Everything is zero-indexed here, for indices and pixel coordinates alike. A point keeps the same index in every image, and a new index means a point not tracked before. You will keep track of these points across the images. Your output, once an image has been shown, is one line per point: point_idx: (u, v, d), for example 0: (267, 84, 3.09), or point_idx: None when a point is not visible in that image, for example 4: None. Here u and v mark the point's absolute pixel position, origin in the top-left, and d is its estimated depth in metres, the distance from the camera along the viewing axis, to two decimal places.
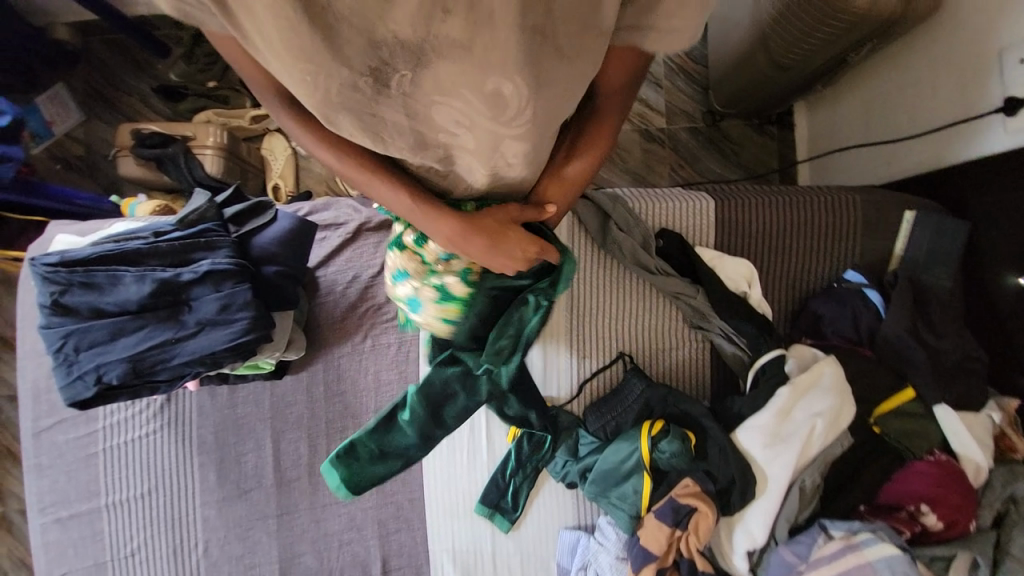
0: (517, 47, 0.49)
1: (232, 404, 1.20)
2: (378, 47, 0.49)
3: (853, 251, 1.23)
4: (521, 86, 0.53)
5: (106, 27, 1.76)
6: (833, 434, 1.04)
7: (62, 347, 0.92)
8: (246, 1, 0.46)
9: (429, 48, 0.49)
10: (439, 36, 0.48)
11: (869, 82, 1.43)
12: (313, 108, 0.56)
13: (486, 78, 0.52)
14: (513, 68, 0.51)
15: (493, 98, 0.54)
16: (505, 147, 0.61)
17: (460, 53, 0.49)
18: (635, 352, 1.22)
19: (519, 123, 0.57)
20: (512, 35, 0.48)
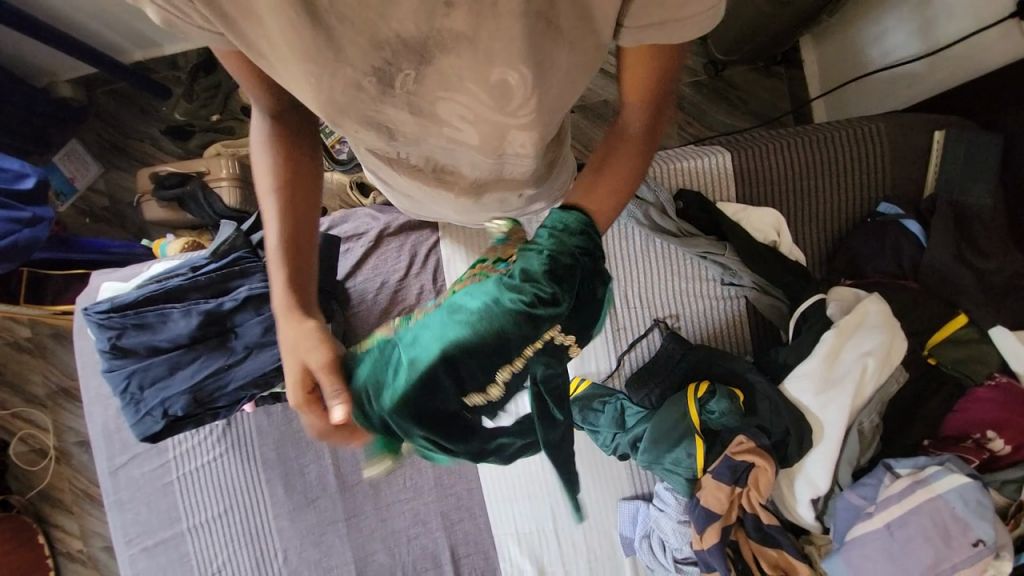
0: (518, 31, 0.50)
1: (288, 420, 1.25)
2: (381, 47, 0.51)
3: (884, 183, 1.19)
4: (524, 75, 0.55)
5: (108, 78, 1.82)
6: (886, 371, 1.01)
7: (127, 387, 0.98)
8: (258, 13, 0.49)
9: (433, 44, 0.51)
10: (444, 30, 0.50)
11: (874, 5, 1.36)
12: (317, 109, 0.60)
13: (490, 69, 0.54)
14: (515, 53, 0.52)
15: (499, 88, 0.57)
16: (513, 136, 0.65)
17: (464, 45, 0.51)
18: (669, 318, 1.21)
19: (524, 113, 0.60)
20: (513, 20, 0.49)
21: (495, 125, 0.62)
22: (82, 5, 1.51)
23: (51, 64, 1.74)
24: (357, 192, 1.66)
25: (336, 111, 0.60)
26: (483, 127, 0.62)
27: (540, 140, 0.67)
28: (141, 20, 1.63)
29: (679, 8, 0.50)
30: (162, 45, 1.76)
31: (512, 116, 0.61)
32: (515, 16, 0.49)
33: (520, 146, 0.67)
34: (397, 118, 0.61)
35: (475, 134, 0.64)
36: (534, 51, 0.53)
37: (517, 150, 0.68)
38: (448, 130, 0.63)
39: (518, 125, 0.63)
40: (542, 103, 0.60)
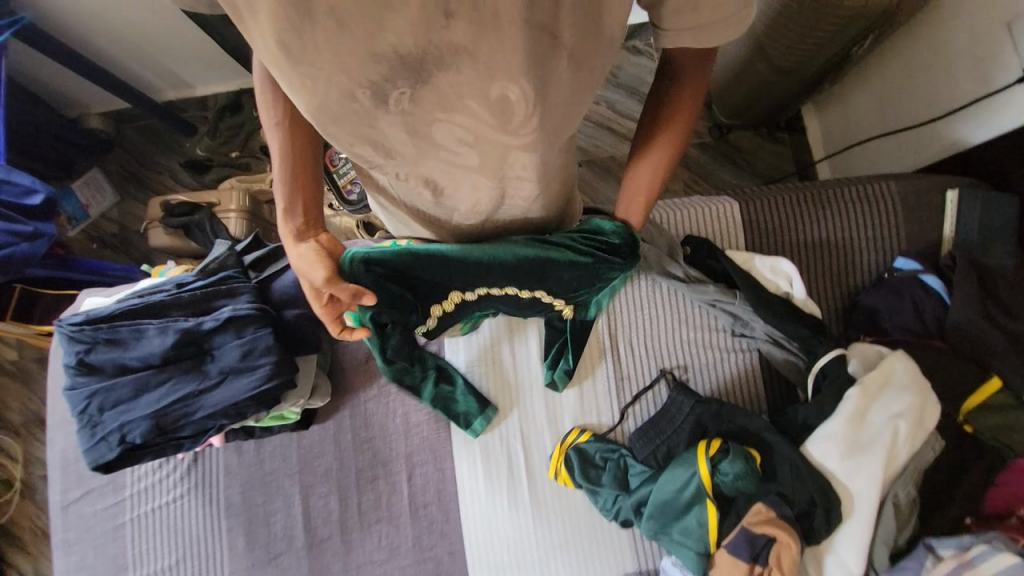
0: (520, 48, 0.49)
1: (259, 461, 1.15)
2: (378, 61, 0.49)
3: (897, 240, 1.15)
4: (525, 90, 0.53)
5: (138, 115, 1.90)
6: (919, 438, 0.91)
7: (86, 408, 0.90)
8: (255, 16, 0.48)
9: (431, 60, 0.50)
10: (444, 43, 0.48)
11: (878, 74, 1.41)
12: (312, 116, 0.58)
13: (491, 84, 0.53)
14: (516, 70, 0.51)
15: (499, 105, 0.55)
16: (514, 158, 0.63)
17: (464, 59, 0.50)
18: (677, 369, 1.13)
19: (526, 132, 0.58)
20: (514, 36, 0.48)
21: (494, 145, 0.60)
22: (123, 44, 1.61)
23: (87, 98, 1.82)
24: (363, 230, 1.66)
25: (332, 123, 0.58)
26: (483, 149, 0.61)
27: (541, 164, 0.65)
28: (177, 62, 1.73)
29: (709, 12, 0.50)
30: (195, 86, 1.85)
31: (512, 137, 0.59)
32: (516, 32, 0.47)
33: (521, 169, 0.65)
34: (394, 136, 0.59)
35: (469, 152, 0.62)
36: (536, 71, 0.52)
37: (517, 172, 0.66)
38: (445, 153, 0.62)
39: (518, 145, 0.60)
40: (544, 122, 0.58)
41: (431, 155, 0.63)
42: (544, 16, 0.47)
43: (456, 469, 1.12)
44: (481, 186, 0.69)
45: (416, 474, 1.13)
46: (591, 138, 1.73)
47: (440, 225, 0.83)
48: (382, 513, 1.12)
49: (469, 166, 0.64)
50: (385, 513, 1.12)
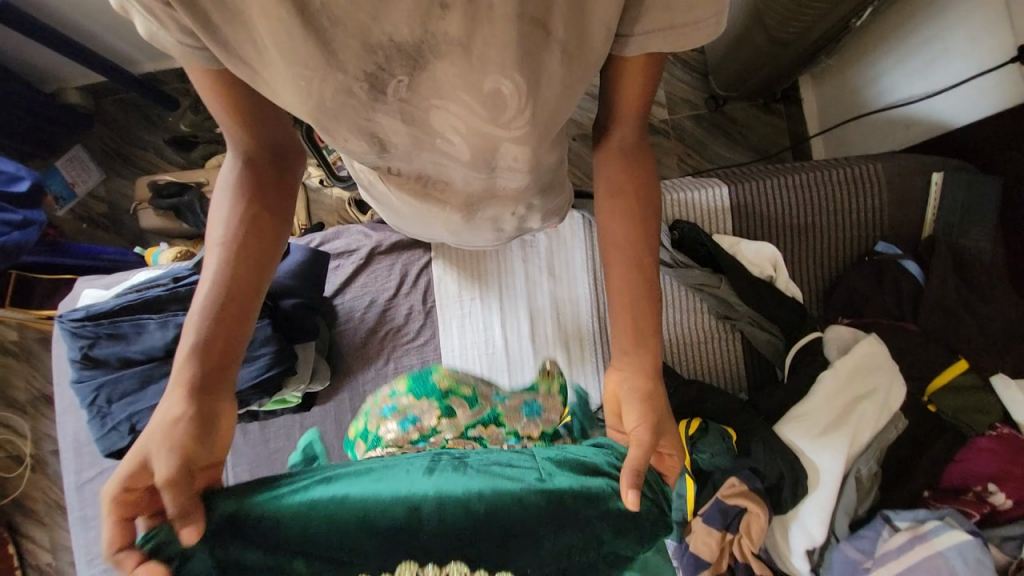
0: (513, 43, 0.49)
1: (263, 440, 1.20)
2: (373, 51, 0.50)
3: (881, 223, 1.17)
4: (519, 84, 0.54)
5: (117, 88, 1.84)
6: (885, 417, 0.98)
7: (94, 400, 0.94)
8: (246, 14, 0.48)
9: (428, 49, 0.50)
10: (439, 35, 0.49)
11: (873, 48, 1.38)
12: (305, 114, 0.58)
13: (485, 76, 0.53)
14: (509, 62, 0.51)
15: (492, 98, 0.55)
16: (504, 150, 0.63)
17: (458, 52, 0.51)
18: (662, 351, 1.18)
19: (518, 125, 0.58)
20: (508, 31, 0.48)
21: (489, 137, 0.61)
22: (97, 14, 1.53)
23: (61, 70, 1.75)
24: (355, 210, 1.65)
25: (327, 120, 0.58)
26: (474, 140, 0.61)
27: (533, 156, 0.65)
28: None
29: (683, 16, 0.51)
30: (174, 58, 1.79)
31: (505, 129, 0.59)
32: (510, 25, 0.48)
33: (512, 160, 0.65)
34: (389, 127, 0.60)
35: (460, 145, 0.62)
36: (529, 65, 0.52)
37: (508, 163, 0.66)
38: (441, 142, 0.62)
39: (511, 137, 0.61)
40: (536, 114, 0.58)
41: (427, 145, 0.63)
42: (537, 9, 0.48)
43: None
44: (468, 185, 0.71)
45: None
46: (585, 112, 1.68)
47: (432, 222, 0.84)
48: None
49: (461, 157, 0.65)
50: None
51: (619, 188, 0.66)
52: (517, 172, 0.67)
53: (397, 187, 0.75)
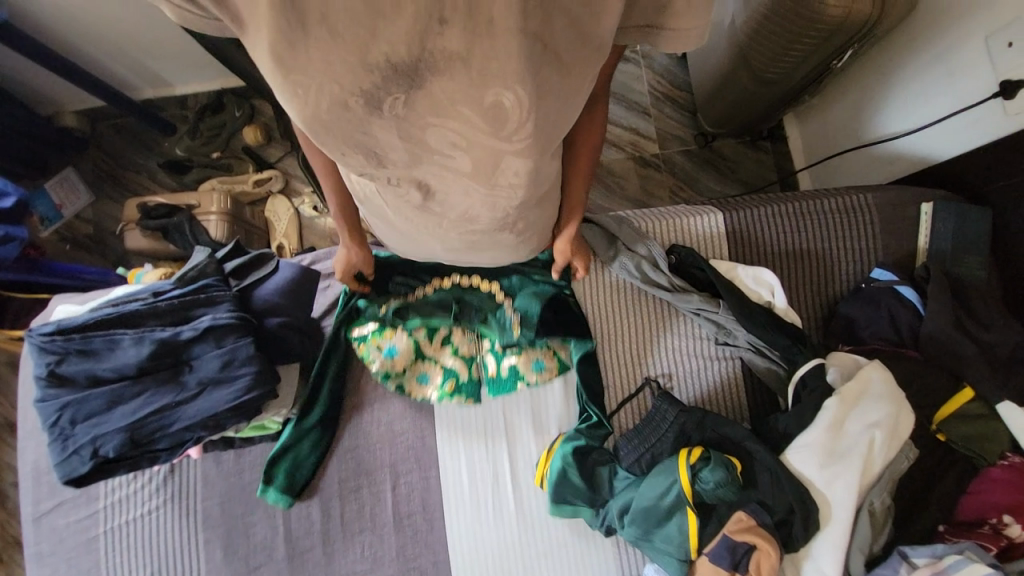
0: (514, 59, 0.49)
1: (239, 470, 1.12)
2: (370, 69, 0.50)
3: (875, 252, 1.18)
4: (521, 98, 0.53)
5: (114, 112, 1.84)
6: (895, 447, 0.94)
7: (57, 421, 0.87)
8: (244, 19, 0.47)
9: (426, 66, 0.50)
10: (438, 49, 0.48)
11: (857, 86, 1.45)
12: (300, 123, 0.56)
13: (484, 91, 0.52)
14: (509, 75, 0.51)
15: (492, 111, 0.55)
16: (506, 165, 0.62)
17: (457, 67, 0.50)
18: (662, 378, 1.15)
19: (519, 139, 0.58)
20: (508, 47, 0.48)
21: (491, 151, 0.60)
22: (101, 41, 1.56)
23: (59, 94, 1.75)
24: None
25: (323, 132, 0.57)
26: (473, 155, 0.60)
27: (533, 172, 0.64)
28: (155, 60, 1.68)
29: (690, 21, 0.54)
30: (174, 85, 1.80)
31: (505, 143, 0.58)
32: (511, 41, 0.47)
33: (514, 175, 0.64)
34: (388, 141, 0.59)
35: (456, 161, 0.61)
36: (531, 82, 0.52)
37: (508, 179, 0.64)
38: (440, 158, 0.61)
39: (512, 152, 0.60)
40: (538, 130, 0.57)
41: (423, 162, 0.62)
42: (538, 26, 0.48)
43: (441, 477, 1.11)
44: (467, 200, 0.69)
45: (400, 484, 1.11)
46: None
47: (429, 238, 0.83)
48: (365, 524, 1.10)
49: (460, 172, 0.63)
50: (368, 523, 1.10)
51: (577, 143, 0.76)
52: (517, 189, 0.65)
53: (393, 200, 0.73)
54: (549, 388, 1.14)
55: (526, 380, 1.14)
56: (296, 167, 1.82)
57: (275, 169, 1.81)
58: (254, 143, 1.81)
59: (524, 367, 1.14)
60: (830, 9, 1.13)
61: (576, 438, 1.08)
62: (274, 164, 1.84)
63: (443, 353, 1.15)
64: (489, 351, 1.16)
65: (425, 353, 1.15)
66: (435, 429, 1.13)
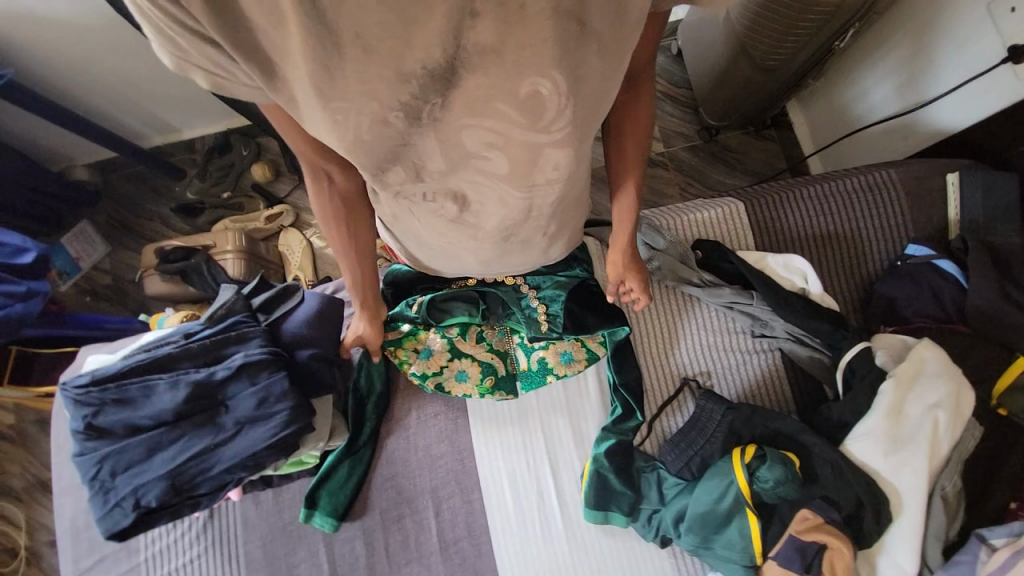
0: (549, 41, 0.47)
1: (278, 510, 1.09)
2: (406, 80, 0.49)
3: (905, 228, 1.15)
4: (558, 83, 0.51)
5: (124, 162, 1.87)
6: (959, 427, 0.90)
7: (97, 474, 0.86)
8: (274, 41, 0.46)
9: (460, 65, 0.48)
10: (470, 46, 0.47)
11: (861, 64, 1.43)
12: (341, 148, 0.56)
13: (520, 81, 0.51)
14: (545, 63, 0.49)
15: (529, 101, 0.53)
16: (544, 157, 0.61)
17: (491, 60, 0.48)
18: (701, 376, 1.11)
19: (558, 126, 0.57)
20: (542, 31, 0.46)
21: (527, 146, 0.59)
22: (107, 91, 1.59)
23: (71, 149, 1.78)
24: None
25: (362, 152, 0.57)
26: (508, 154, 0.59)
27: (573, 161, 0.63)
28: (161, 107, 1.71)
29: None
30: (181, 130, 1.83)
31: (540, 134, 0.57)
32: (546, 23, 0.45)
33: (554, 167, 0.63)
34: (425, 150, 0.58)
35: (492, 164, 0.60)
36: (568, 61, 0.50)
37: (549, 172, 0.63)
38: (477, 162, 0.60)
39: (550, 142, 0.59)
40: (577, 113, 0.56)
41: (457, 171, 0.62)
42: (573, 6, 0.45)
43: (483, 498, 1.08)
44: (501, 208, 0.68)
45: (443, 510, 1.08)
46: (600, 152, 1.62)
47: (457, 250, 0.81)
48: (412, 554, 1.06)
49: (493, 175, 0.63)
50: (415, 553, 1.06)
51: (620, 124, 0.73)
52: (556, 183, 0.64)
53: (419, 213, 0.72)
54: (585, 397, 1.11)
55: (556, 373, 1.11)
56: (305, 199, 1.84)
57: (285, 204, 1.83)
58: (263, 179, 1.84)
59: (554, 361, 1.11)
60: None
61: (607, 440, 1.05)
62: (284, 199, 1.86)
63: (477, 349, 1.11)
64: (517, 345, 1.14)
65: (462, 351, 1.12)
66: (473, 449, 1.10)
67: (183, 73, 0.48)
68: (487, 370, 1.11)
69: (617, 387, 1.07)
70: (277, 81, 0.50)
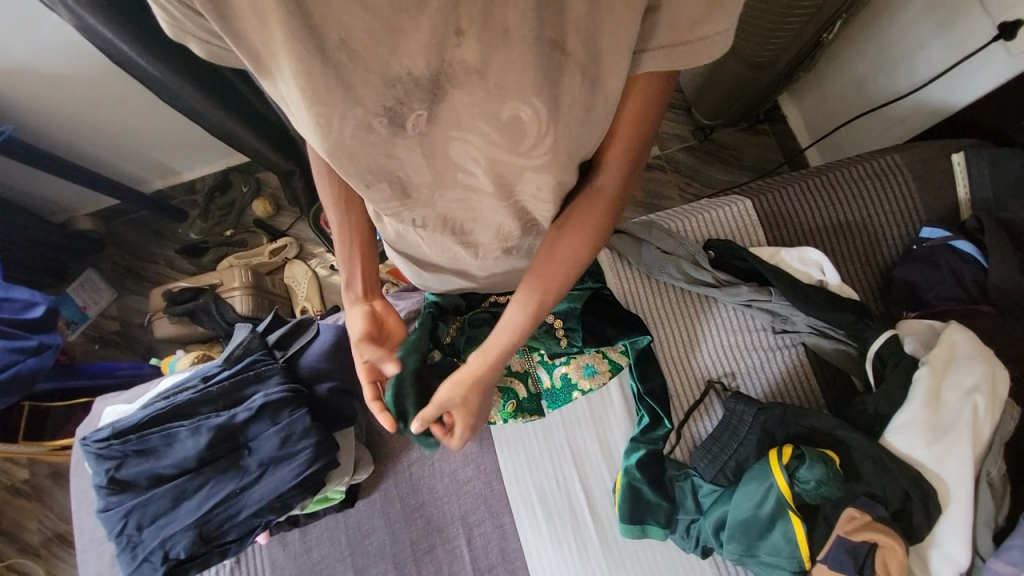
0: (530, 69, 0.45)
1: (307, 549, 1.07)
2: (393, 85, 0.47)
3: (916, 211, 1.14)
4: (538, 111, 0.49)
5: (127, 209, 1.88)
6: (998, 409, 0.88)
7: (123, 529, 0.84)
8: (272, 55, 0.47)
9: (445, 79, 0.47)
10: (455, 63, 0.45)
11: (850, 54, 1.44)
12: (324, 152, 0.55)
13: (500, 105, 0.49)
14: (528, 85, 0.47)
15: (508, 127, 0.51)
16: (526, 180, 0.58)
17: (473, 81, 0.47)
18: (725, 378, 1.09)
19: (538, 152, 0.54)
20: (524, 56, 0.44)
21: (508, 167, 0.57)
22: (102, 138, 1.59)
23: (72, 199, 1.79)
24: None
25: (347, 159, 0.55)
26: (501, 168, 0.57)
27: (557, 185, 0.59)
28: (159, 150, 1.72)
29: (689, 30, 0.45)
30: (181, 172, 1.84)
31: (515, 160, 0.55)
32: (533, 41, 0.43)
33: (534, 191, 0.61)
34: (416, 165, 0.57)
35: (492, 176, 0.58)
36: (548, 92, 0.48)
37: (533, 190, 0.60)
38: (472, 174, 0.58)
39: (530, 166, 0.56)
40: (560, 140, 0.53)
41: (447, 180, 0.60)
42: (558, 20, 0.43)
43: (515, 522, 1.05)
44: (497, 218, 0.67)
45: (475, 537, 1.05)
46: None
47: (467, 260, 0.80)
48: None
49: (483, 189, 0.61)
50: None
51: (580, 204, 0.62)
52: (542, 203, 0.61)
53: (427, 230, 0.71)
54: (609, 407, 1.10)
55: (581, 389, 1.06)
56: (308, 231, 1.84)
57: (288, 237, 1.83)
58: (264, 215, 1.84)
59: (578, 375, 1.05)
60: None
61: (638, 450, 1.03)
62: (287, 232, 1.86)
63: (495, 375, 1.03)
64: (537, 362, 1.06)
65: None
66: (501, 471, 1.08)
67: (181, 41, 0.50)
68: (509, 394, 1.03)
69: (643, 395, 1.05)
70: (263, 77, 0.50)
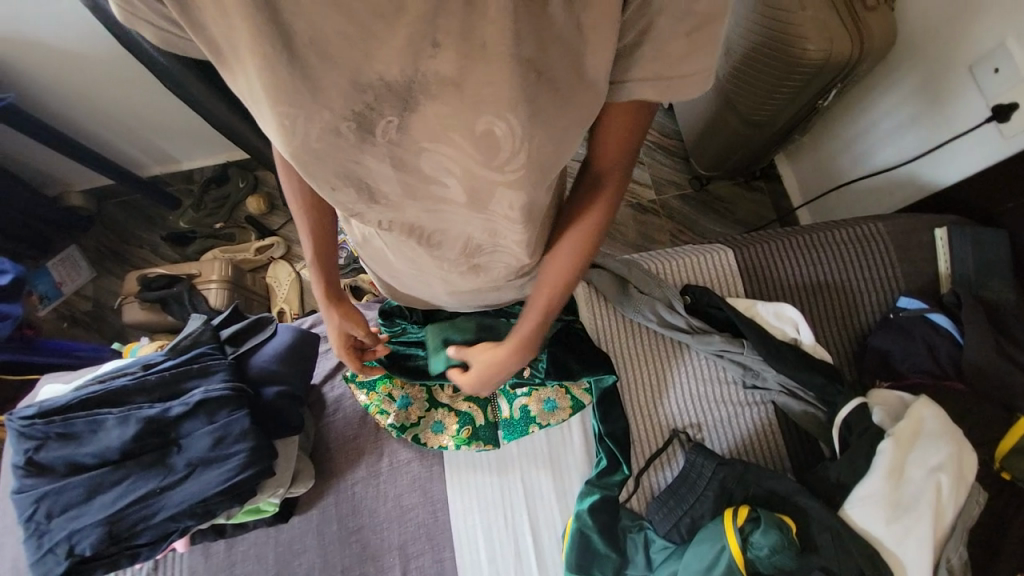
0: (507, 81, 0.44)
1: (230, 564, 1.01)
2: (363, 90, 0.45)
3: (895, 280, 1.13)
4: (515, 125, 0.47)
5: (122, 191, 1.88)
6: (963, 491, 0.85)
7: (32, 515, 0.79)
8: (238, 51, 0.46)
9: (419, 89, 0.45)
10: (430, 74, 0.44)
11: (846, 121, 1.47)
12: (291, 157, 0.53)
13: (477, 118, 0.47)
14: (502, 102, 0.45)
15: (485, 139, 0.49)
16: (499, 197, 0.57)
17: (450, 92, 0.45)
18: (691, 429, 1.06)
19: (513, 167, 0.52)
20: (501, 70, 0.43)
21: (482, 180, 0.54)
22: (106, 117, 1.61)
23: (69, 175, 1.79)
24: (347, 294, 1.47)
25: (314, 166, 0.53)
26: (472, 183, 0.55)
27: (528, 204, 0.58)
28: (161, 137, 1.73)
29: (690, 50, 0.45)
30: (180, 161, 1.84)
31: (496, 173, 0.53)
32: (504, 61, 0.42)
33: (508, 207, 0.58)
34: (383, 174, 0.54)
35: (468, 190, 0.56)
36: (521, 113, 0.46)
37: (506, 210, 0.59)
38: (438, 188, 0.56)
39: (503, 183, 0.54)
40: (534, 157, 0.52)
41: (421, 192, 0.58)
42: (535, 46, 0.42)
43: (456, 559, 0.99)
44: (468, 230, 0.65)
45: (410, 570, 0.99)
46: None
47: (432, 276, 0.78)
48: None
49: (457, 202, 0.59)
50: None
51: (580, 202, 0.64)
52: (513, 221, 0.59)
53: (389, 237, 0.69)
54: (568, 445, 1.06)
55: (539, 423, 1.03)
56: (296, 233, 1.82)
57: (276, 236, 1.81)
58: (257, 212, 1.83)
59: (538, 409, 1.03)
60: (809, 52, 1.16)
61: (591, 494, 0.97)
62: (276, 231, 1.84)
63: (454, 398, 1.04)
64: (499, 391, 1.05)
65: (438, 401, 1.04)
66: (448, 502, 1.03)
67: (131, 26, 0.48)
68: (465, 419, 1.03)
69: (603, 437, 1.00)
70: (232, 73, 0.49)
